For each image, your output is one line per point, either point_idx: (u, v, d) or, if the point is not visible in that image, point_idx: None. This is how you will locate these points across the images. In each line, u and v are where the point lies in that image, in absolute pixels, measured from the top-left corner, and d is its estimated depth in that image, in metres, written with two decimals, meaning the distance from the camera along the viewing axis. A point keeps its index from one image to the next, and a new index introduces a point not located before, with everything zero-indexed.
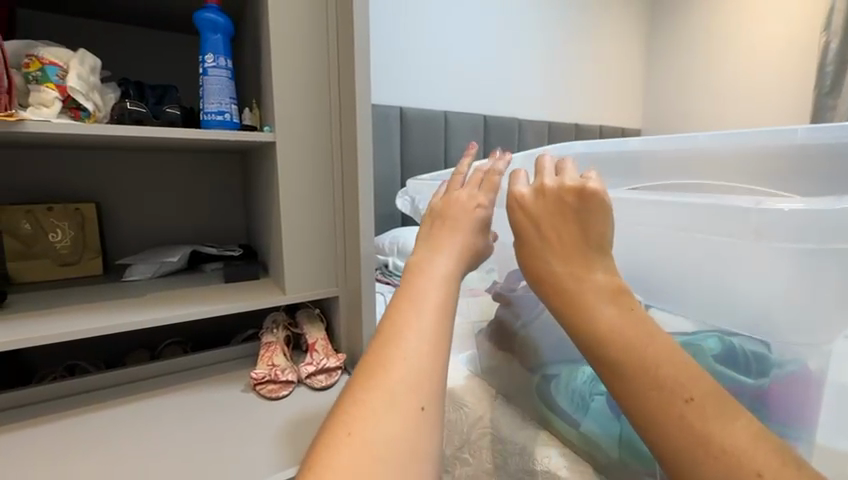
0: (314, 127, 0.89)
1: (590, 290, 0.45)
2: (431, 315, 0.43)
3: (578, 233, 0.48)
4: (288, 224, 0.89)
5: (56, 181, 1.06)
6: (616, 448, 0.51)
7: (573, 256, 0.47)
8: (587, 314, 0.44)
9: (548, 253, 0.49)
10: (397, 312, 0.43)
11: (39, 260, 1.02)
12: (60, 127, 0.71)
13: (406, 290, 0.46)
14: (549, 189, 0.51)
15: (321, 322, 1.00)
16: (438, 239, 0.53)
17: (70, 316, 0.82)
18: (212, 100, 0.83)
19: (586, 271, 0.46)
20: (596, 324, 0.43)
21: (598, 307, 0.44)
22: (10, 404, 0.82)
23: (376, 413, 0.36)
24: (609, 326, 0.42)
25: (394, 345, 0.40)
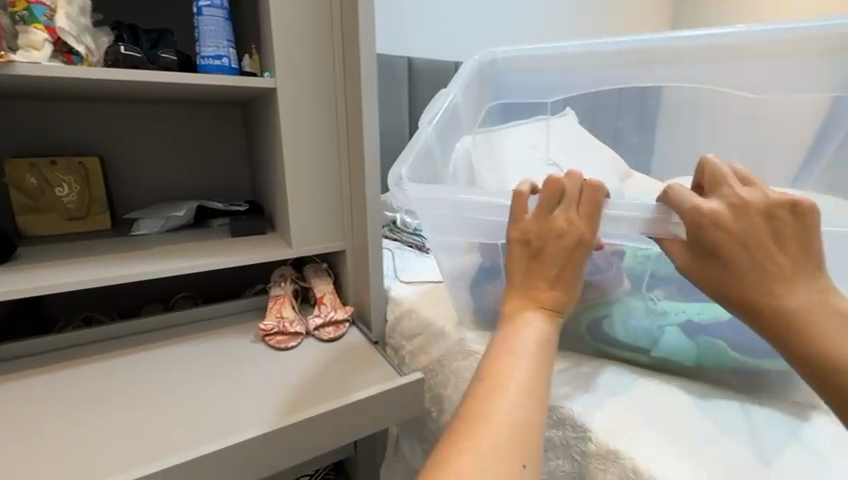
0: (316, 72, 0.84)
1: (810, 299, 0.37)
2: (528, 365, 0.40)
3: (796, 246, 0.39)
4: (293, 176, 0.86)
5: (59, 134, 1.04)
6: (696, 361, 0.55)
7: (786, 272, 0.38)
8: (809, 326, 0.37)
9: (754, 270, 0.39)
10: (496, 359, 0.41)
11: (48, 214, 1.03)
12: (51, 70, 0.68)
13: (504, 341, 0.43)
14: (746, 198, 0.41)
15: (329, 276, 1.00)
16: (539, 293, 0.47)
17: (81, 266, 0.83)
18: (208, 43, 0.79)
19: (797, 285, 0.38)
20: (822, 335, 0.36)
21: (819, 320, 0.37)
22: (31, 352, 0.85)
23: (478, 465, 0.32)
24: (835, 338, 0.36)
25: (493, 395, 0.37)
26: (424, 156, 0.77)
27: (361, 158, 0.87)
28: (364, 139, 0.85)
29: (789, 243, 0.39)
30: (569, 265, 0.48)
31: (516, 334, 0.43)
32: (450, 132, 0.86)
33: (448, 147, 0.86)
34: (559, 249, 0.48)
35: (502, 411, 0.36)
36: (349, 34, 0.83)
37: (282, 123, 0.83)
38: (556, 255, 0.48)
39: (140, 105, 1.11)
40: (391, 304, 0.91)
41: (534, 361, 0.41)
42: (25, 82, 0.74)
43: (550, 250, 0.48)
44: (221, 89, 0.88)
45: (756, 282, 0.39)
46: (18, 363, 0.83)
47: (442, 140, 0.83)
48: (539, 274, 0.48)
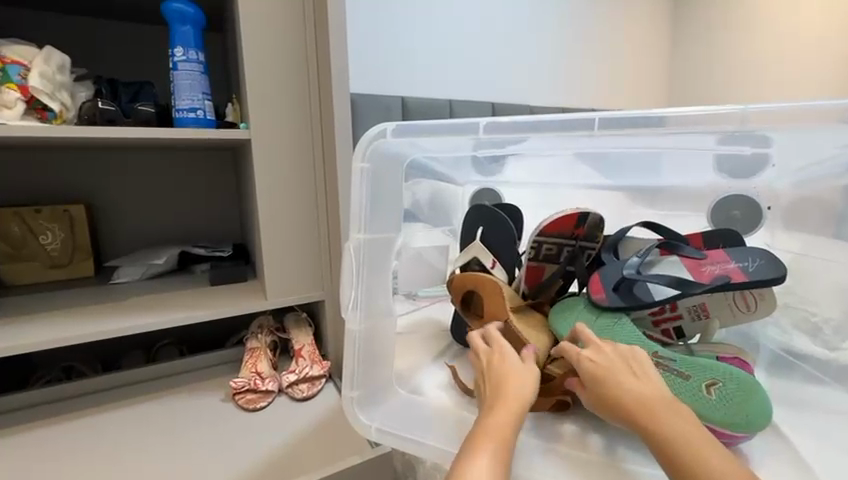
0: (295, 121, 0.84)
1: (628, 375, 0.48)
2: None
3: (626, 351, 0.51)
4: (268, 226, 0.84)
5: (46, 182, 1.05)
6: None
7: (616, 359, 0.50)
8: (628, 395, 0.47)
9: (594, 355, 0.51)
10: None
11: (30, 262, 1.03)
12: (17, 129, 0.67)
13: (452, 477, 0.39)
14: (607, 347, 0.52)
15: (309, 326, 0.97)
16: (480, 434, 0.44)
17: (49, 322, 0.81)
18: (183, 97, 0.79)
19: (623, 366, 0.49)
20: (640, 399, 0.46)
21: (635, 389, 0.47)
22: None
23: None
24: (648, 402, 0.45)
25: None
26: (367, 353, 0.62)
27: (338, 208, 0.84)
28: (340, 189, 0.83)
29: (625, 350, 0.51)
30: (518, 371, 0.51)
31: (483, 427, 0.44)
32: (377, 269, 0.65)
33: (378, 296, 0.66)
34: (505, 359, 0.53)
35: None
36: (325, 86, 0.83)
37: (257, 175, 0.82)
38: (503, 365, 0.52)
39: (129, 152, 1.12)
40: None
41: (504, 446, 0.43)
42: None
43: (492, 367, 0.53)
44: (199, 140, 0.87)
45: (610, 376, 0.49)
46: None
47: (374, 302, 0.65)
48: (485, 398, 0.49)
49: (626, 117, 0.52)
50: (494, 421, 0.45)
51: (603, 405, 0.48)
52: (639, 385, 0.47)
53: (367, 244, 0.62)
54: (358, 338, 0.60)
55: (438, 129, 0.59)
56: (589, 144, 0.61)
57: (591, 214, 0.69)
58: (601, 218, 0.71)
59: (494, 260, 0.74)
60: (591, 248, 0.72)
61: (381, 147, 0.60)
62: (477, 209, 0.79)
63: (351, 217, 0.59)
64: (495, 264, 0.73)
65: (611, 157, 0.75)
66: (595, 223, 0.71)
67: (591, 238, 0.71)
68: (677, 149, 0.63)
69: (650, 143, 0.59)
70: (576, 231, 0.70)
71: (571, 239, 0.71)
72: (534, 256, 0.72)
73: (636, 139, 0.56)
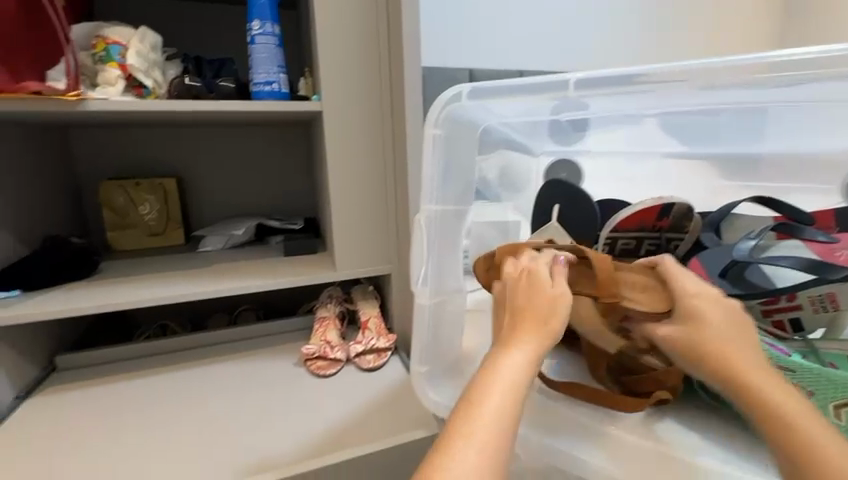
0: (364, 91, 0.82)
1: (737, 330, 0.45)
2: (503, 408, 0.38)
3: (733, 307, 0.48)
4: (338, 198, 0.84)
5: (144, 157, 1.15)
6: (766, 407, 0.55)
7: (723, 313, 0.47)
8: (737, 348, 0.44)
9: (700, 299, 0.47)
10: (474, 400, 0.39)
11: (133, 230, 1.14)
12: (118, 104, 0.73)
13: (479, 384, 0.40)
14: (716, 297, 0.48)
15: (376, 299, 0.98)
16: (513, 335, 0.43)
17: (147, 281, 0.89)
18: (260, 70, 0.81)
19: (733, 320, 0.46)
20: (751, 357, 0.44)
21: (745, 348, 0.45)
22: (99, 361, 0.90)
23: None
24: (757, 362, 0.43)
25: (473, 416, 0.37)
26: (438, 329, 0.61)
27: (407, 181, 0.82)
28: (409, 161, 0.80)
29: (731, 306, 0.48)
30: (539, 298, 0.45)
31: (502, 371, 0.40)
32: (451, 243, 0.63)
33: (452, 274, 0.64)
34: (528, 282, 0.47)
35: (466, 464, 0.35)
36: (395, 52, 0.80)
37: (328, 147, 0.82)
38: (524, 291, 0.47)
39: (212, 129, 1.19)
40: None
41: (515, 390, 0.39)
42: (106, 115, 0.82)
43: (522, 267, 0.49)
44: (274, 113, 0.90)
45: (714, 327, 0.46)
46: (80, 374, 0.87)
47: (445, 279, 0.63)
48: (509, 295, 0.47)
49: (729, 64, 0.45)
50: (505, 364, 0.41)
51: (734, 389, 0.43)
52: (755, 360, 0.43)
53: (440, 214, 0.60)
54: (427, 313, 0.60)
55: (514, 87, 0.56)
56: (686, 99, 0.54)
57: (676, 202, 0.60)
58: (689, 205, 0.62)
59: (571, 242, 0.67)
60: (679, 238, 0.63)
61: (456, 110, 0.58)
62: (551, 187, 0.72)
63: (422, 187, 0.58)
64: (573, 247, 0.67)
65: (718, 121, 0.65)
66: (683, 212, 0.61)
67: (677, 228, 0.62)
68: (812, 105, 0.52)
69: (767, 97, 0.50)
70: (658, 223, 0.62)
71: (654, 231, 0.63)
72: (610, 253, 0.64)
73: (745, 91, 0.48)
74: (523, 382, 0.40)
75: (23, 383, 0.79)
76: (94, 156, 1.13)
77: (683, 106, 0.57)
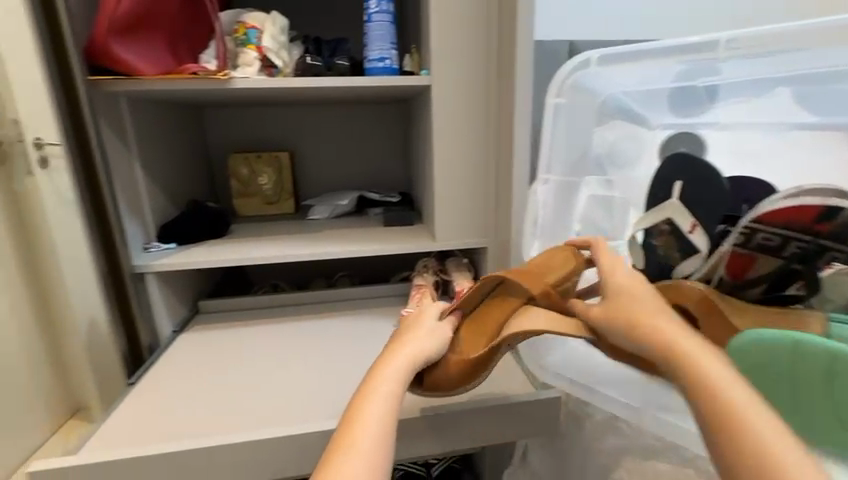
0: (472, 64, 0.83)
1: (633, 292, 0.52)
2: (388, 395, 0.49)
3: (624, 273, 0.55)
4: (441, 171, 0.87)
5: (263, 133, 1.28)
6: None
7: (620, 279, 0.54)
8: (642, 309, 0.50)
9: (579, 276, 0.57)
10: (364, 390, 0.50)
11: (252, 198, 1.27)
12: (256, 81, 0.81)
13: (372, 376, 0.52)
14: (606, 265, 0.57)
15: (469, 271, 1.00)
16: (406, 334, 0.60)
17: (269, 241, 1.00)
18: (374, 47, 0.85)
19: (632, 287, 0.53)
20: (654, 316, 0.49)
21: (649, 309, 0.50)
22: (228, 309, 1.02)
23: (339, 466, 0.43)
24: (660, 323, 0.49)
25: (368, 397, 0.49)
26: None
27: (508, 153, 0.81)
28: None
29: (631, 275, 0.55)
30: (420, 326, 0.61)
31: (370, 392, 0.50)
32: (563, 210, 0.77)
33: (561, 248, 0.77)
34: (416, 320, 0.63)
35: (359, 434, 0.45)
36: (506, 23, 0.80)
37: (434, 120, 0.84)
38: (414, 325, 0.62)
39: (320, 107, 1.28)
40: None
41: (390, 407, 0.48)
42: (241, 92, 0.92)
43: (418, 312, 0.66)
44: (383, 89, 0.94)
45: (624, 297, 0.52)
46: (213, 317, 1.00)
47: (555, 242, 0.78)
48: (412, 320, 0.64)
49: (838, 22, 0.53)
50: (376, 387, 0.50)
51: (693, 379, 0.44)
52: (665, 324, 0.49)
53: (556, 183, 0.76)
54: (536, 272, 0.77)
55: (645, 50, 0.66)
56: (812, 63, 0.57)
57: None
58: None
59: (694, 222, 0.64)
60: (840, 251, 0.53)
61: (585, 74, 0.72)
62: (666, 166, 0.68)
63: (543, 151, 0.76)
64: (696, 227, 0.64)
65: None
66: None
67: (842, 238, 0.52)
68: None
69: None
70: (815, 226, 0.52)
71: (806, 236, 0.53)
72: (742, 244, 0.57)
73: None
74: (403, 376, 0.53)
75: (177, 320, 0.94)
76: (223, 131, 1.28)
77: (808, 72, 0.58)
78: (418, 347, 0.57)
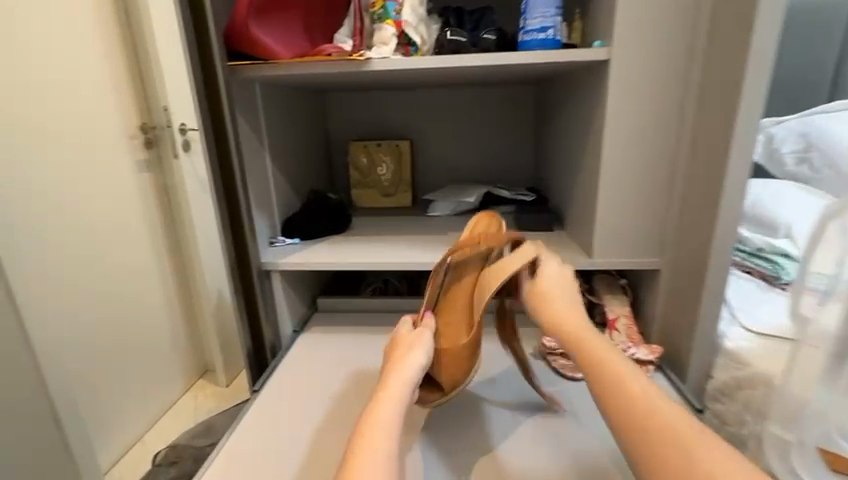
0: (672, 30, 0.62)
1: (568, 320, 0.57)
2: (389, 410, 0.50)
3: (567, 296, 0.62)
4: (608, 171, 0.69)
5: (384, 120, 1.20)
6: None
7: (562, 292, 0.62)
8: (583, 342, 0.53)
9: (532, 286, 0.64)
10: (368, 423, 0.49)
11: (370, 189, 1.20)
12: (394, 62, 0.70)
13: (370, 412, 0.50)
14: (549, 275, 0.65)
15: (625, 295, 0.81)
16: (401, 352, 0.61)
17: (391, 241, 0.91)
18: (535, 15, 0.69)
19: (574, 314, 0.58)
20: (593, 346, 0.52)
21: (588, 338, 0.53)
22: (344, 308, 0.97)
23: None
24: (598, 351, 0.51)
25: (365, 434, 0.47)
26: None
27: (714, 151, 0.60)
28: (738, 120, 0.56)
29: (564, 292, 0.62)
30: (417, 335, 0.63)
31: (379, 406, 0.51)
32: None
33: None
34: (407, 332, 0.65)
35: (369, 459, 0.44)
36: None
37: (606, 106, 0.66)
38: (406, 342, 0.63)
39: (446, 91, 1.16)
40: (724, 358, 0.65)
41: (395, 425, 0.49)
42: (373, 76, 0.82)
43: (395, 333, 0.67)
44: (535, 68, 0.78)
45: (555, 307, 0.59)
46: (331, 316, 0.96)
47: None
48: (393, 342, 0.65)
49: None
50: (383, 398, 0.52)
51: (592, 373, 0.50)
52: (601, 351, 0.51)
53: None
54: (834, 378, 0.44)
55: None
56: None
57: None
58: None
59: None
60: None
61: None
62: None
63: None
64: None
65: None
66: None
67: None
68: None
69: None
70: None
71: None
72: None
73: None
74: (398, 405, 0.52)
75: (298, 318, 0.91)
76: (344, 118, 1.22)
77: None
78: (411, 366, 0.58)
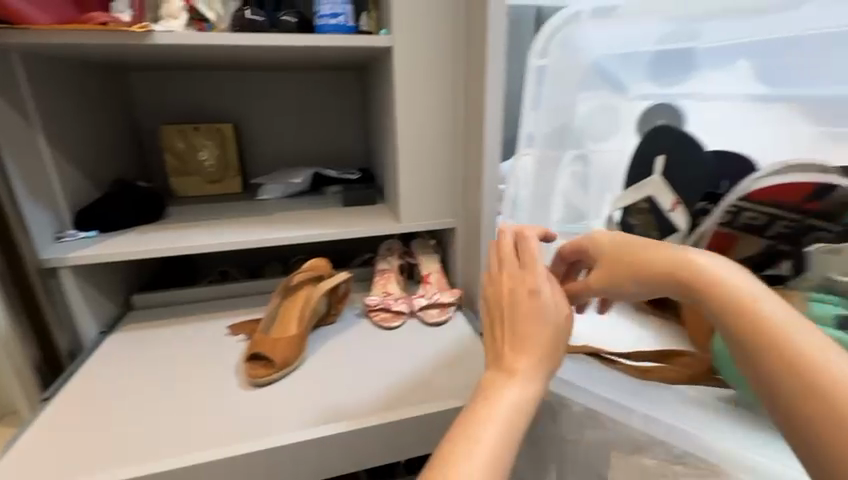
0: (438, 24, 0.73)
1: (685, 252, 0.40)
2: (491, 428, 0.35)
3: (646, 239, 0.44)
4: (404, 145, 0.78)
5: (202, 103, 1.13)
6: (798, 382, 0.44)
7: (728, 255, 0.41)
8: (710, 276, 0.38)
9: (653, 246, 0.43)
10: (457, 444, 0.34)
11: (193, 176, 1.13)
12: (181, 36, 0.68)
13: (460, 431, 0.35)
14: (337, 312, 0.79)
15: (436, 253, 0.94)
16: (515, 339, 0.40)
17: (213, 226, 0.88)
18: (325, 2, 0.76)
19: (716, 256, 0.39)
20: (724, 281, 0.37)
21: (721, 271, 0.38)
22: (164, 303, 0.90)
23: None
24: (732, 288, 0.36)
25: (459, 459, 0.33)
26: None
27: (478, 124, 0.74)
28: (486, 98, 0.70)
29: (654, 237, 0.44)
30: (533, 308, 0.41)
31: (473, 422, 0.35)
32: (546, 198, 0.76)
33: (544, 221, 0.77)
34: (525, 299, 0.42)
35: None
36: None
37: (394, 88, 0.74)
38: (523, 310, 0.42)
39: (267, 74, 1.15)
40: None
41: (499, 446, 0.34)
42: (169, 52, 0.78)
43: (511, 292, 0.43)
44: (337, 53, 0.84)
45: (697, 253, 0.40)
46: (150, 312, 0.88)
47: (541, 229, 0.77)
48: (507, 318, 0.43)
49: None
50: (489, 410, 0.36)
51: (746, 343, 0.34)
52: (737, 280, 0.37)
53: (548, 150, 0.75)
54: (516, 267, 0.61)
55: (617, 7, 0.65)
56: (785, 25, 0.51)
57: (840, 185, 0.47)
58: None
59: (676, 198, 0.61)
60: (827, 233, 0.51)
61: (570, 33, 0.70)
62: (651, 137, 0.64)
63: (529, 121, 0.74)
64: (677, 205, 0.61)
65: None
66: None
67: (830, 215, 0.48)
68: None
69: None
70: (803, 205, 0.49)
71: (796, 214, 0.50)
72: (729, 224, 0.54)
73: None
74: (515, 422, 0.35)
75: (104, 319, 0.82)
76: (152, 101, 1.11)
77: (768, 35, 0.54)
78: (517, 357, 0.39)
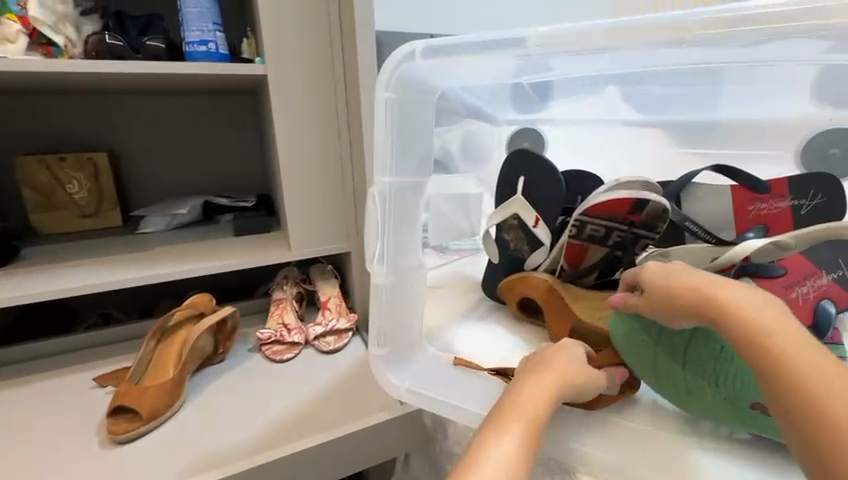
0: (314, 54, 0.74)
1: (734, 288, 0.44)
2: (513, 438, 0.39)
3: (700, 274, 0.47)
4: (287, 171, 0.77)
5: (69, 131, 1.03)
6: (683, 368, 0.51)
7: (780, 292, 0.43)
8: (729, 303, 0.42)
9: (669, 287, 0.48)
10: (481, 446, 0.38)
11: (61, 212, 1.02)
12: (18, 63, 0.62)
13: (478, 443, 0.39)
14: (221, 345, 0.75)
15: (335, 278, 0.93)
16: (536, 381, 0.46)
17: (78, 267, 0.79)
18: (193, 29, 0.73)
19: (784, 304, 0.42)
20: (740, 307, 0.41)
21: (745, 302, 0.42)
22: (20, 357, 0.80)
23: None
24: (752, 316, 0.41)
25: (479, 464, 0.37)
26: (393, 306, 0.60)
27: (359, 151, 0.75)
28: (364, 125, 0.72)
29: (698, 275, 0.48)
30: (560, 365, 0.48)
31: (496, 434, 0.39)
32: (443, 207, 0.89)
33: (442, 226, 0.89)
34: (552, 359, 0.49)
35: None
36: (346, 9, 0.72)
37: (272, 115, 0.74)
38: (550, 365, 0.48)
39: (146, 99, 1.08)
40: None
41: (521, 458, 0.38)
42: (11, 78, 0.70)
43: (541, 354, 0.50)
44: (213, 79, 0.81)
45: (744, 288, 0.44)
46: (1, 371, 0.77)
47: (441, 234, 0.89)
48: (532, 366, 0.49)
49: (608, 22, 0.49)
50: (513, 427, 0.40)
51: (779, 386, 0.38)
52: (771, 314, 0.41)
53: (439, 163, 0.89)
54: (384, 292, 0.59)
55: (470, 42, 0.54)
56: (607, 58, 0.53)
57: (652, 200, 0.56)
58: (667, 206, 0.57)
59: (536, 216, 0.67)
60: (649, 238, 0.61)
61: (411, 71, 0.57)
62: (512, 162, 0.70)
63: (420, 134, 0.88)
64: (539, 221, 0.67)
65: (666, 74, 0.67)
66: (658, 211, 0.57)
67: (650, 226, 0.59)
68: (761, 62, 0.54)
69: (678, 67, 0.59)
70: (629, 216, 0.58)
71: (624, 224, 0.60)
72: (577, 236, 0.63)
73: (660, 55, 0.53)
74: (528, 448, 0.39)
75: None
76: (4, 129, 0.99)
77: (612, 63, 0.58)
78: (539, 397, 0.43)
